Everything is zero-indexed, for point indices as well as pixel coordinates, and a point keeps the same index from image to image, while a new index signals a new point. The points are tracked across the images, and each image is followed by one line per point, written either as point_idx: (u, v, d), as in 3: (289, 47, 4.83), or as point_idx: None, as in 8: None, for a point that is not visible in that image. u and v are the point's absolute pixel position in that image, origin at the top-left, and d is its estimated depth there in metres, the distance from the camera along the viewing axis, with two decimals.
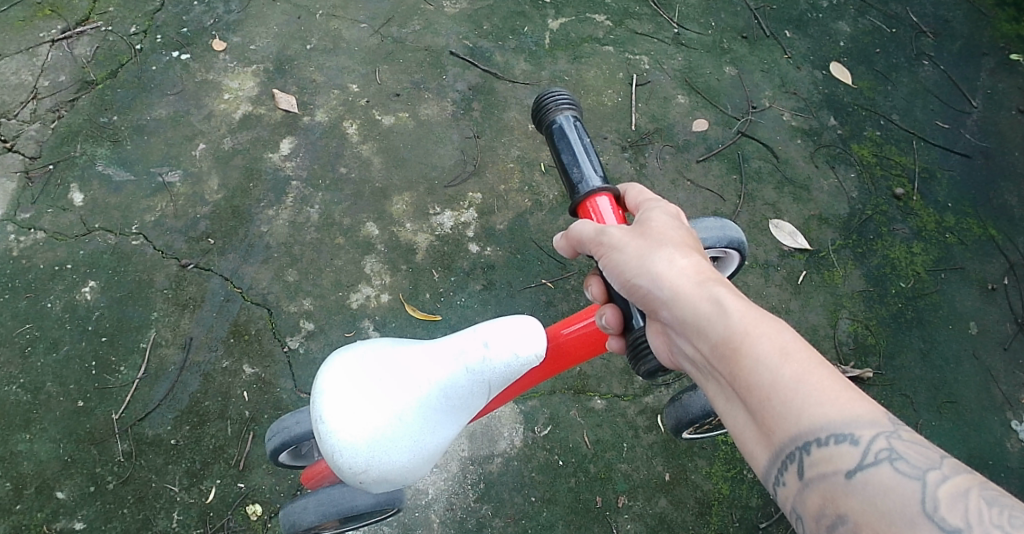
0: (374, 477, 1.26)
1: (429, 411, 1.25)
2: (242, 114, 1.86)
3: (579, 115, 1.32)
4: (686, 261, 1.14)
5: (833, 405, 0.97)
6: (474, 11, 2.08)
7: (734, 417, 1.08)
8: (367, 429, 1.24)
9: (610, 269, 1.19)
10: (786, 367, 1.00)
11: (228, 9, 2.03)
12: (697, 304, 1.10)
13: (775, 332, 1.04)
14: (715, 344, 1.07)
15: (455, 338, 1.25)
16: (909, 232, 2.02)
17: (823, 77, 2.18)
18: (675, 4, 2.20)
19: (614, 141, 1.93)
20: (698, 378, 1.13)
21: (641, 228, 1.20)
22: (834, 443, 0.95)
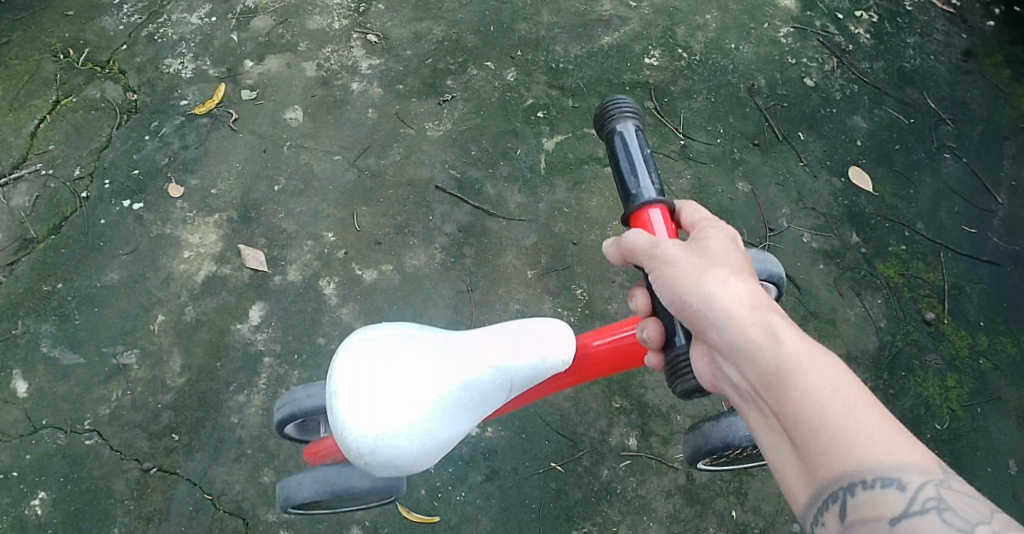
0: (379, 462, 1.27)
1: (448, 405, 1.28)
2: (205, 275, 1.66)
3: (641, 125, 1.25)
4: (742, 285, 1.05)
5: (886, 450, 0.88)
6: (459, 133, 1.88)
7: (775, 451, 0.99)
8: (393, 417, 1.26)
9: (660, 283, 1.10)
10: (839, 403, 0.92)
11: (183, 144, 1.83)
12: (748, 331, 1.02)
13: (830, 366, 0.96)
14: (764, 373, 0.99)
15: (485, 336, 1.30)
16: (942, 361, 1.84)
17: (843, 185, 2.01)
18: (679, 109, 2.03)
19: (624, 283, 1.72)
20: (742, 407, 1.05)
21: (699, 244, 1.11)
22: (881, 489, 0.87)
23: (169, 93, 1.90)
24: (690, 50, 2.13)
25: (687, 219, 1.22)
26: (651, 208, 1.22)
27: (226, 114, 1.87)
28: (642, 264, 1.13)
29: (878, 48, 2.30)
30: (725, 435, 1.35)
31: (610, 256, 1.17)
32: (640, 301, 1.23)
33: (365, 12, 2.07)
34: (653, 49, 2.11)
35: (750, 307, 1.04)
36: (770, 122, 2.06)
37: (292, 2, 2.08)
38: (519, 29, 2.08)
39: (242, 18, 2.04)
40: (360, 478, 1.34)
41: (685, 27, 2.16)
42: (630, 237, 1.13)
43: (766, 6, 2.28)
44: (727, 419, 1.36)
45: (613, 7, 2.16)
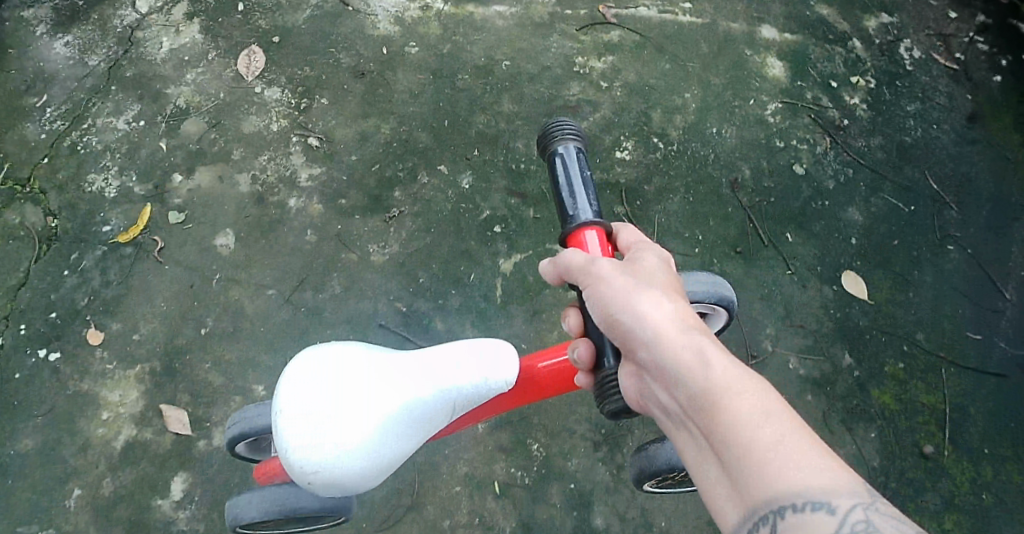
0: (324, 481, 1.26)
1: (393, 425, 1.27)
2: (125, 441, 1.54)
3: (582, 149, 1.29)
4: (673, 305, 1.05)
5: (814, 471, 0.87)
6: (407, 255, 1.71)
7: (702, 474, 0.96)
8: (341, 439, 1.24)
9: (593, 298, 1.10)
10: (769, 427, 0.90)
11: (105, 279, 1.68)
12: (678, 349, 1.00)
13: (760, 388, 0.95)
14: (693, 395, 0.97)
15: (430, 354, 1.29)
16: (940, 501, 1.66)
17: (836, 294, 1.82)
18: (653, 213, 1.85)
19: (585, 437, 1.57)
20: (670, 429, 1.03)
21: (632, 263, 1.11)
22: (811, 511, 0.85)
23: (91, 216, 1.75)
24: (666, 139, 1.94)
25: (624, 241, 1.25)
26: (586, 229, 1.24)
27: (151, 242, 1.71)
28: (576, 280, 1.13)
29: (877, 120, 2.11)
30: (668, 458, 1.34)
31: (543, 273, 1.19)
32: (572, 321, 1.23)
33: (307, 109, 1.88)
34: (625, 139, 1.92)
35: (681, 326, 1.03)
36: (754, 223, 1.88)
37: (226, 99, 1.89)
38: (476, 123, 1.89)
39: (172, 121, 1.87)
40: (307, 497, 1.35)
41: (661, 111, 1.97)
42: (567, 253, 1.15)
43: (753, 79, 2.08)
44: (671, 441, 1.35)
45: (581, 91, 1.97)
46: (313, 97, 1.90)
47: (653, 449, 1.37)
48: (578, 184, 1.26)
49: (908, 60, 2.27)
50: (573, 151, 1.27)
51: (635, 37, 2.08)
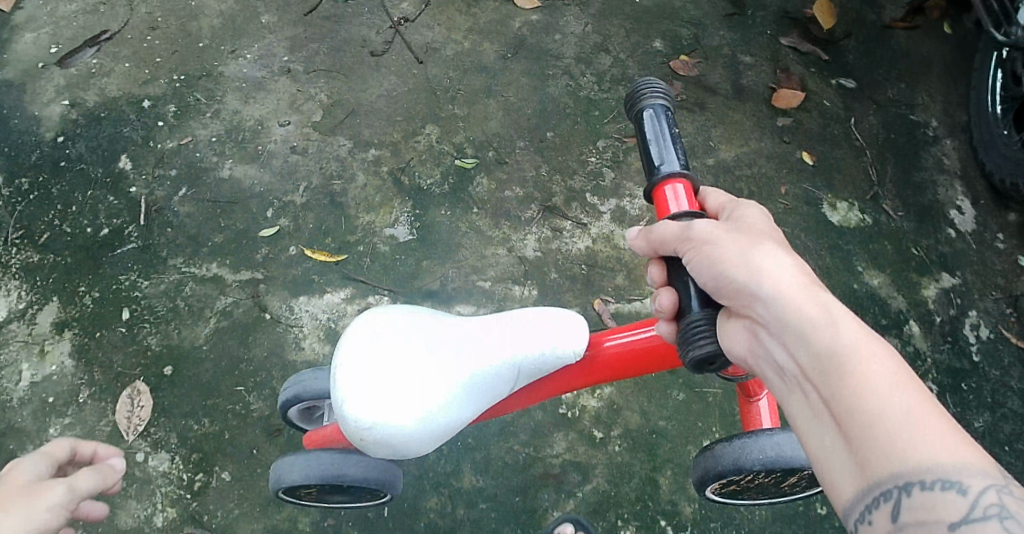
0: (377, 439, 1.16)
1: (460, 394, 1.20)
2: None
3: (671, 109, 1.06)
4: (791, 262, 0.91)
5: (944, 444, 0.73)
6: None
7: (816, 439, 0.83)
8: (406, 403, 1.16)
9: (697, 255, 0.94)
10: (899, 396, 0.77)
11: None
12: (804, 309, 0.87)
13: (891, 356, 0.81)
14: (816, 356, 0.84)
15: (496, 325, 1.24)
16: None
17: None
18: None
19: None
20: (781, 396, 0.90)
21: (739, 222, 0.97)
22: (941, 489, 0.71)
23: None
24: (678, 521, 1.45)
25: (711, 204, 1.06)
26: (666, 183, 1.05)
27: None
28: (676, 248, 0.97)
29: None
30: (737, 457, 1.16)
31: (632, 244, 1.02)
32: (654, 274, 1.03)
33: (201, 491, 1.43)
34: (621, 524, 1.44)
35: (799, 285, 0.89)
36: None
37: None
38: (425, 511, 1.44)
39: None
40: (352, 464, 1.26)
41: (671, 476, 1.49)
42: (662, 226, 0.99)
43: None
44: (742, 440, 1.17)
45: (567, 451, 1.49)
46: (212, 470, 1.45)
47: (718, 448, 1.19)
48: (665, 141, 1.04)
49: (975, 345, 1.82)
50: (661, 110, 1.03)
51: None
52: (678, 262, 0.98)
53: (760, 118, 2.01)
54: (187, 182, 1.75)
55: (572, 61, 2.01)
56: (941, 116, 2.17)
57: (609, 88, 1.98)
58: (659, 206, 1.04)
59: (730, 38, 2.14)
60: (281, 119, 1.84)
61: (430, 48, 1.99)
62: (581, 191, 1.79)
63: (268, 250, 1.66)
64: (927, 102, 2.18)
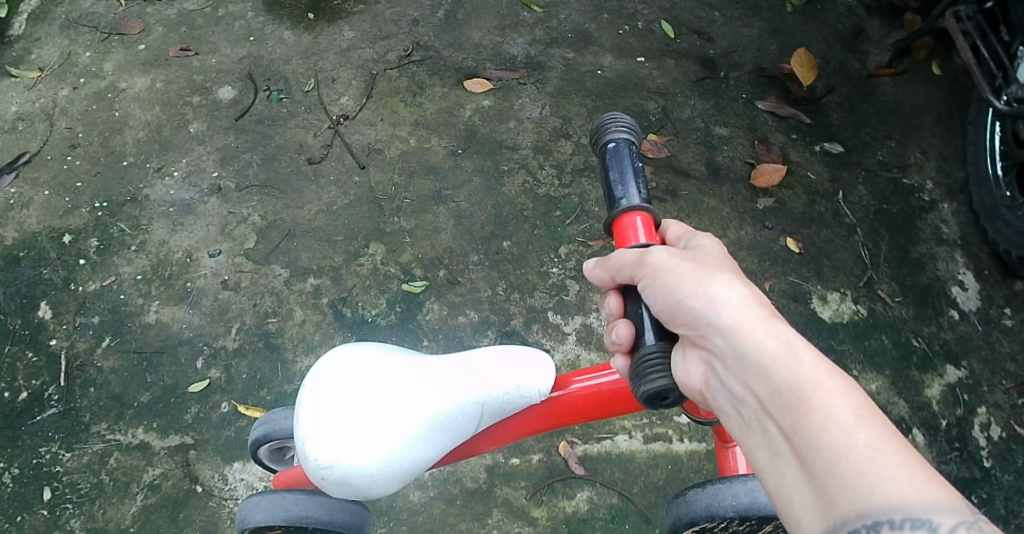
0: (337, 480, 1.09)
1: (425, 433, 1.12)
2: None
3: (636, 141, 1.02)
4: (748, 290, 0.89)
5: (914, 480, 0.69)
6: None
7: (776, 476, 0.79)
8: (370, 440, 1.09)
9: (652, 282, 0.91)
10: (864, 432, 0.73)
11: None
12: (764, 338, 0.84)
13: (853, 388, 0.78)
14: (778, 389, 0.80)
15: (459, 361, 1.17)
16: None
17: None
18: None
19: None
20: (740, 433, 0.85)
21: (695, 251, 0.95)
22: (911, 529, 0.67)
23: None
24: None
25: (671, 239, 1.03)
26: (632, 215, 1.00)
27: None
28: (632, 273, 0.94)
29: None
30: (710, 504, 1.09)
31: (590, 275, 0.98)
32: (612, 304, 0.98)
33: None
34: None
35: (759, 313, 0.86)
36: None
37: None
38: None
39: None
40: (316, 506, 1.16)
41: None
42: (619, 254, 0.96)
43: None
44: (714, 486, 1.10)
45: None
46: None
47: (691, 495, 1.13)
48: (628, 171, 1.00)
49: (987, 450, 1.63)
50: (625, 143, 1.00)
51: (611, 500, 1.45)
52: (633, 292, 0.95)
53: (738, 202, 1.84)
54: (110, 330, 1.61)
55: (529, 152, 1.83)
56: (936, 177, 1.97)
57: (570, 182, 1.80)
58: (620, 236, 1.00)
59: (700, 107, 1.97)
60: (210, 249, 1.68)
61: (373, 149, 1.82)
62: (542, 309, 1.62)
63: (198, 408, 1.53)
64: (921, 162, 1.99)
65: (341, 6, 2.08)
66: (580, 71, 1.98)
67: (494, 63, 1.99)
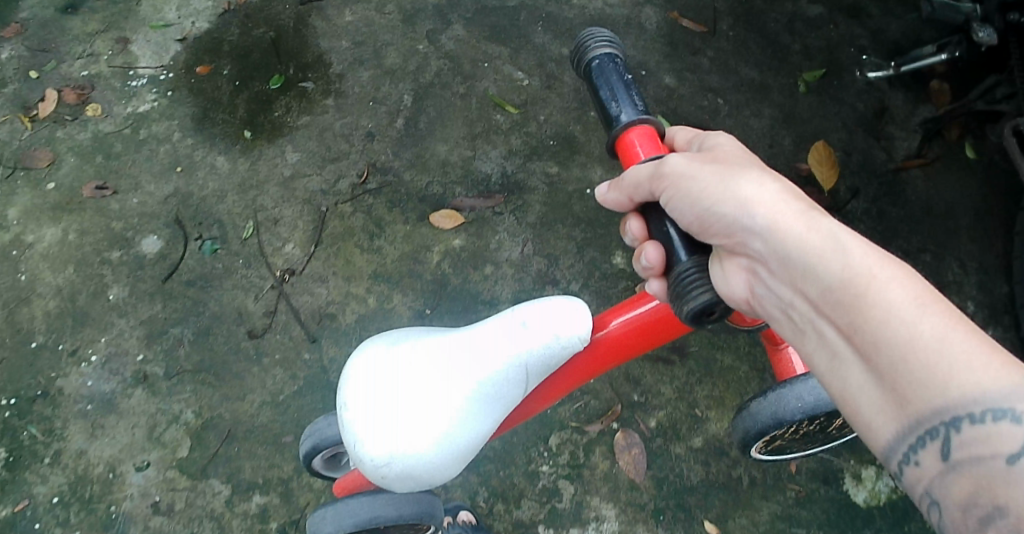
0: (396, 473, 1.33)
1: (473, 400, 1.31)
2: None
3: (618, 55, 1.15)
4: (777, 187, 1.02)
5: (986, 371, 0.83)
6: None
7: (841, 380, 0.94)
8: (413, 436, 1.32)
9: (681, 195, 1.04)
10: (930, 329, 0.86)
11: None
12: (808, 237, 0.97)
13: (906, 278, 0.90)
14: (829, 291, 0.94)
15: (491, 330, 1.31)
16: None
17: None
18: None
19: None
20: (787, 326, 1.02)
21: (711, 154, 1.08)
22: (993, 422, 0.81)
23: None
24: None
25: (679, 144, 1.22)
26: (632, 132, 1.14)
27: None
28: (651, 189, 1.07)
29: None
30: (774, 410, 1.35)
31: (608, 202, 1.12)
32: (635, 228, 1.15)
33: None
34: None
35: (797, 212, 1.00)
36: None
37: None
38: None
39: None
40: (382, 506, 1.38)
41: None
42: (634, 174, 1.08)
43: None
44: (774, 393, 1.36)
45: None
46: None
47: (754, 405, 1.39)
48: (619, 89, 1.12)
49: None
50: (608, 58, 1.13)
51: None
52: (653, 210, 1.09)
53: None
54: None
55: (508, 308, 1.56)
56: (977, 296, 1.72)
57: None
58: (625, 153, 1.12)
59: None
60: (136, 461, 1.48)
61: (325, 315, 1.58)
62: (531, 524, 1.64)
63: None
64: (959, 278, 1.73)
65: (281, 119, 1.79)
66: (566, 191, 1.69)
67: (462, 186, 1.72)
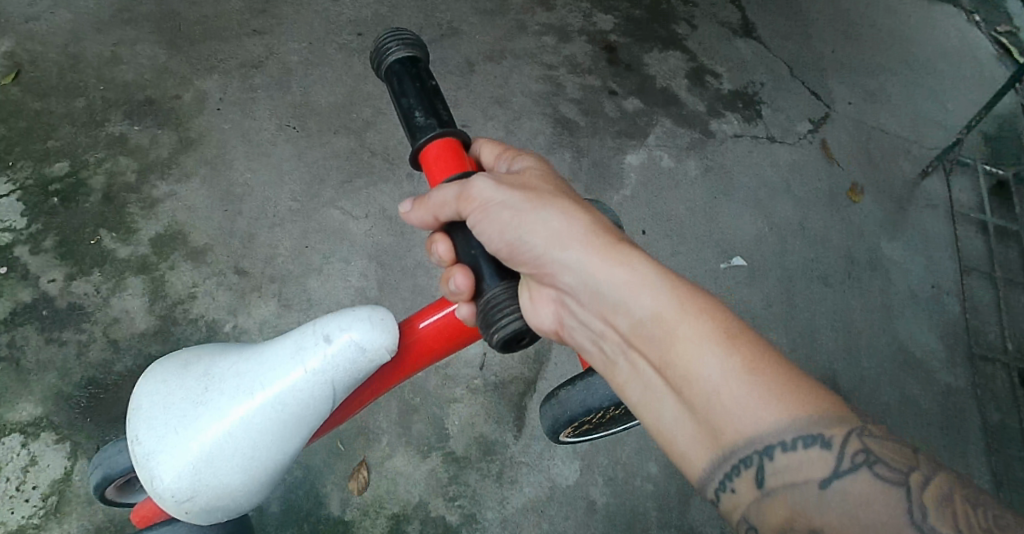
0: (202, 506, 0.99)
1: (255, 420, 0.97)
2: None
3: (420, 58, 1.04)
4: (580, 213, 0.93)
5: (783, 408, 0.78)
6: None
7: (657, 411, 0.86)
8: (207, 465, 0.97)
9: (493, 223, 0.93)
10: (715, 367, 0.81)
11: None
12: (614, 271, 0.89)
13: (694, 304, 0.85)
14: (640, 323, 0.87)
15: (272, 347, 0.99)
16: None
17: None
18: None
19: None
20: (602, 361, 0.94)
21: (520, 177, 0.97)
22: (805, 448, 0.76)
23: None
24: None
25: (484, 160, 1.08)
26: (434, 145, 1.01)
27: None
28: (457, 211, 0.95)
29: None
30: (583, 400, 1.11)
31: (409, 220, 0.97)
32: (442, 250, 1.00)
33: None
34: None
35: (594, 231, 0.92)
36: None
37: None
38: None
39: None
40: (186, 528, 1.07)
41: None
42: (437, 193, 0.95)
43: None
44: (581, 383, 1.12)
45: None
46: None
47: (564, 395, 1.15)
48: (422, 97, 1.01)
49: None
50: (407, 64, 1.03)
51: None
52: (461, 230, 0.98)
53: None
54: None
55: None
56: None
57: None
58: (429, 173, 1.01)
59: None
60: None
61: None
62: None
63: None
64: None
65: None
66: None
67: None
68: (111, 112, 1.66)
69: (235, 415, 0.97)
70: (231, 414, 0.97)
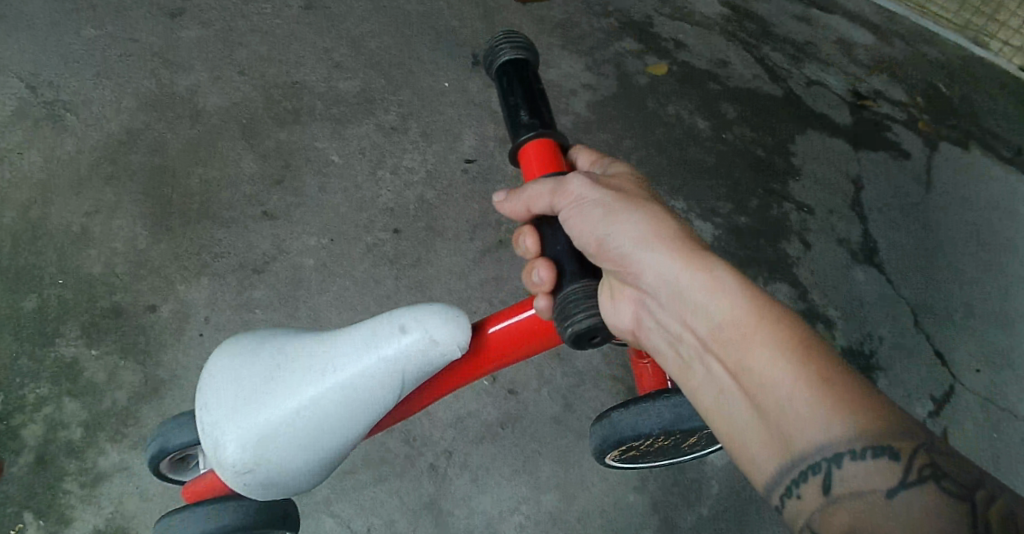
0: (259, 482, 0.82)
1: (319, 404, 0.80)
2: None
3: (531, 61, 0.90)
4: (661, 214, 0.80)
5: (856, 413, 0.62)
6: None
7: (728, 421, 0.71)
8: (266, 441, 0.81)
9: (578, 221, 0.80)
10: (786, 368, 0.66)
11: None
12: (688, 275, 0.75)
13: (770, 307, 0.71)
14: (711, 329, 0.73)
15: (353, 325, 0.83)
16: None
17: None
18: None
19: None
20: (678, 369, 0.78)
21: (612, 180, 0.84)
22: (873, 457, 0.60)
23: None
24: None
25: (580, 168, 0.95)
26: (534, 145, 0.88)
27: None
28: (551, 204, 0.82)
29: None
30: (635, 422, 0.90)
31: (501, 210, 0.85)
32: (529, 245, 0.86)
33: None
34: None
35: (677, 234, 0.78)
36: None
37: None
38: None
39: None
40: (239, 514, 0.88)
41: None
42: (533, 185, 0.83)
43: None
44: (633, 403, 0.92)
45: None
46: None
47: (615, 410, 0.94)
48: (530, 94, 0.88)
49: None
50: (519, 66, 0.89)
51: None
52: (550, 223, 0.84)
53: None
54: None
55: None
56: None
57: None
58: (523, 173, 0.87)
59: None
60: None
61: None
62: None
63: None
64: None
65: None
66: None
67: None
68: (65, 322, 1.30)
69: (299, 396, 0.81)
70: (296, 392, 0.81)
